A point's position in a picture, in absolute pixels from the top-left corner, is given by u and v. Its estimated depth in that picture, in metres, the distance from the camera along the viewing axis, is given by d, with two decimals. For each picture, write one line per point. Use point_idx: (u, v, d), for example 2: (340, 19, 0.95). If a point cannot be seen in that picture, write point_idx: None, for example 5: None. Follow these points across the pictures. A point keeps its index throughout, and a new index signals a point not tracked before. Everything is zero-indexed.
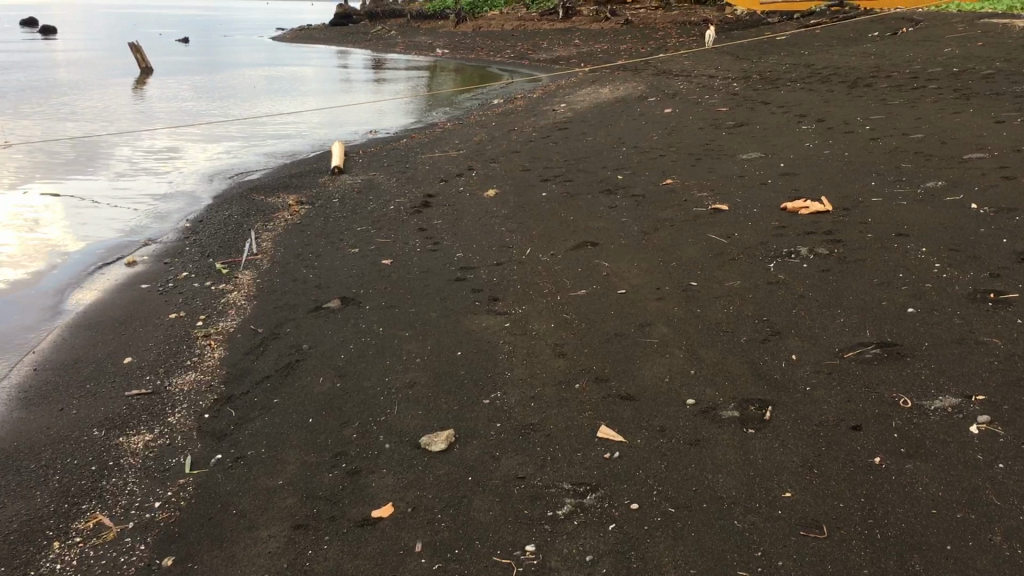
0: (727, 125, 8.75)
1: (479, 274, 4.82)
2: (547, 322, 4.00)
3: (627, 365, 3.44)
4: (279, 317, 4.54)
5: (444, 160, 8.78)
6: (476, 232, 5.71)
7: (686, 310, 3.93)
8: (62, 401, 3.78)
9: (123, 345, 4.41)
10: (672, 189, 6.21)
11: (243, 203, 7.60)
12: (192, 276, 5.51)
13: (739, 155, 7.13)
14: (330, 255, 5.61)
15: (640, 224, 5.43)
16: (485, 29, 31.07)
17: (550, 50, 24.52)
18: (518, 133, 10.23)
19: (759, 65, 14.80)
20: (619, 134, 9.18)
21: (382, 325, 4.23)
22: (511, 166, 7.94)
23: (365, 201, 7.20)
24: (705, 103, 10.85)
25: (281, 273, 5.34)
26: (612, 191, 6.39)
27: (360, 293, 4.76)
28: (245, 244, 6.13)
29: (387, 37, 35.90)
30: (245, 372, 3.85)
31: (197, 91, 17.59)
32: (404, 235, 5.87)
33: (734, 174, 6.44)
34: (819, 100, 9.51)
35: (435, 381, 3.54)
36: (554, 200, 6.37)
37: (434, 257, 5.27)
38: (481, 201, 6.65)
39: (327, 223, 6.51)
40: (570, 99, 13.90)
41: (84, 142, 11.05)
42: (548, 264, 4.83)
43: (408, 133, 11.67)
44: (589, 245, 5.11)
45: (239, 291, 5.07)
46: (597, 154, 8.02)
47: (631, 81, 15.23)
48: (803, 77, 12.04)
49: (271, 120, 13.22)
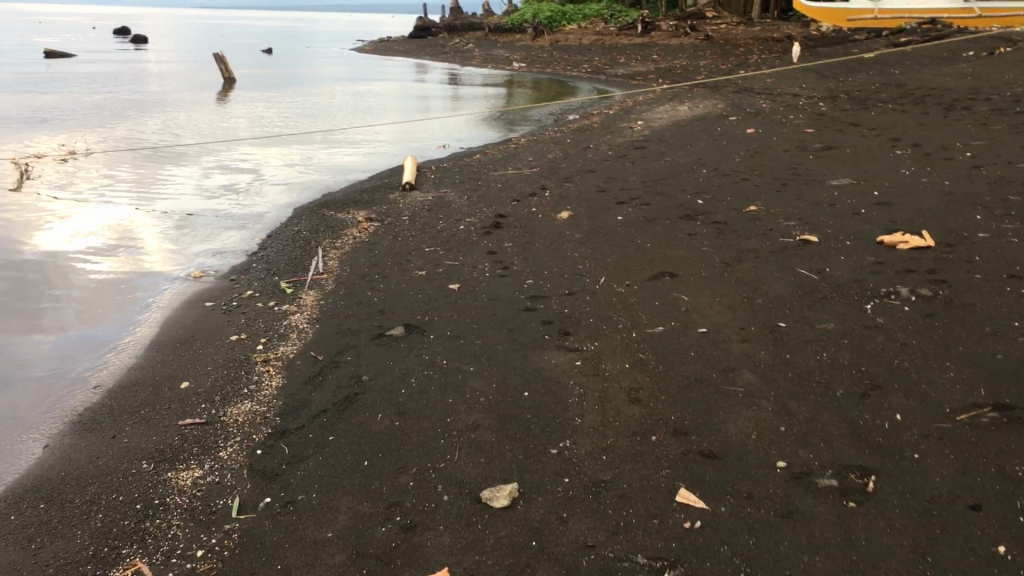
0: (813, 148, 8.36)
1: (549, 304, 4.58)
2: (622, 361, 3.73)
3: (709, 416, 3.15)
4: (339, 343, 4.35)
5: (517, 177, 8.57)
6: (547, 257, 5.47)
7: (774, 354, 3.62)
8: (115, 428, 3.64)
9: (182, 367, 4.28)
10: (756, 216, 5.88)
11: (313, 218, 7.51)
12: (256, 295, 5.38)
13: (828, 180, 6.75)
14: (396, 277, 5.43)
15: (722, 254, 5.11)
16: (563, 42, 30.92)
17: (628, 65, 24.22)
18: (594, 150, 9.98)
19: (847, 83, 14.28)
20: (698, 154, 8.85)
21: (447, 358, 4.01)
22: (585, 186, 7.68)
23: (435, 219, 7.02)
24: (789, 123, 10.44)
25: (345, 295, 5.17)
26: (691, 217, 6.09)
27: (425, 321, 4.55)
28: (311, 262, 5.99)
29: (464, 49, 36.02)
30: (301, 404, 3.67)
31: (275, 103, 17.77)
32: (473, 258, 5.66)
33: (823, 202, 6.08)
34: (912, 123, 9.04)
35: (499, 424, 3.30)
36: (630, 224, 6.08)
37: (502, 283, 5.04)
38: (554, 223, 6.41)
39: (395, 243, 6.34)
40: (648, 116, 13.61)
41: (160, 151, 11.13)
42: (623, 296, 4.56)
43: (482, 149, 11.52)
44: (666, 275, 4.83)
45: (301, 313, 4.92)
46: (676, 176, 7.71)
47: (711, 99, 14.85)
48: (894, 98, 11.53)
49: (345, 135, 13.23)
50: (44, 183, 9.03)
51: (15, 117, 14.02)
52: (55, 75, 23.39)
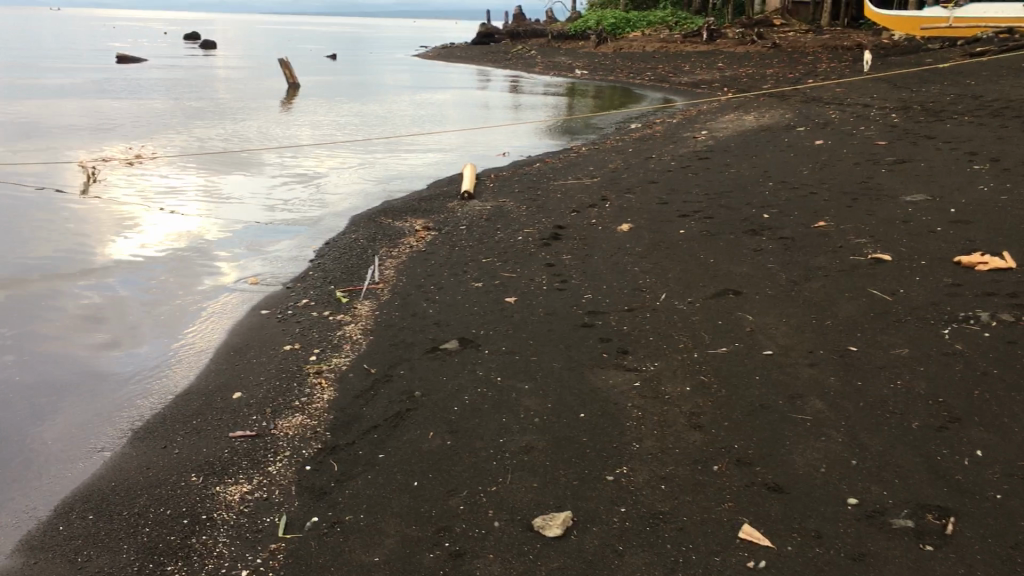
0: (885, 161, 8.09)
1: (607, 320, 4.45)
2: (682, 383, 3.59)
3: (774, 445, 3.00)
4: (393, 356, 4.29)
5: (577, 187, 8.46)
6: (607, 271, 5.35)
7: (845, 380, 3.45)
8: (167, 437, 3.62)
9: (236, 377, 4.25)
10: (825, 232, 5.68)
11: (372, 226, 7.49)
12: (312, 304, 5.36)
13: (901, 196, 6.50)
14: (452, 288, 5.36)
15: (789, 272, 4.93)
16: (626, 49, 30.72)
17: (692, 74, 23.94)
18: (656, 161, 9.82)
19: (920, 94, 13.88)
20: (765, 166, 8.63)
21: (501, 374, 3.92)
22: (647, 198, 7.53)
23: (493, 229, 6.94)
24: (860, 135, 10.15)
25: (400, 305, 5.12)
26: (757, 232, 5.91)
27: (480, 334, 4.46)
28: (368, 272, 5.95)
29: (527, 57, 36.00)
30: (352, 418, 3.61)
31: (338, 110, 17.94)
32: (531, 271, 5.57)
33: (897, 218, 5.85)
34: (991, 136, 8.70)
35: (554, 447, 3.19)
36: (693, 239, 5.93)
37: (560, 297, 4.93)
38: (615, 235, 6.28)
39: (452, 253, 6.28)
40: (712, 125, 13.38)
41: (224, 156, 11.27)
42: (685, 313, 4.41)
43: (543, 157, 11.43)
44: (730, 293, 4.67)
45: (357, 323, 4.88)
46: (741, 188, 7.52)
47: (778, 109, 14.56)
48: (971, 110, 11.15)
49: (407, 142, 13.26)
50: (112, 186, 9.19)
51: (87, 122, 14.36)
52: (127, 80, 23.97)
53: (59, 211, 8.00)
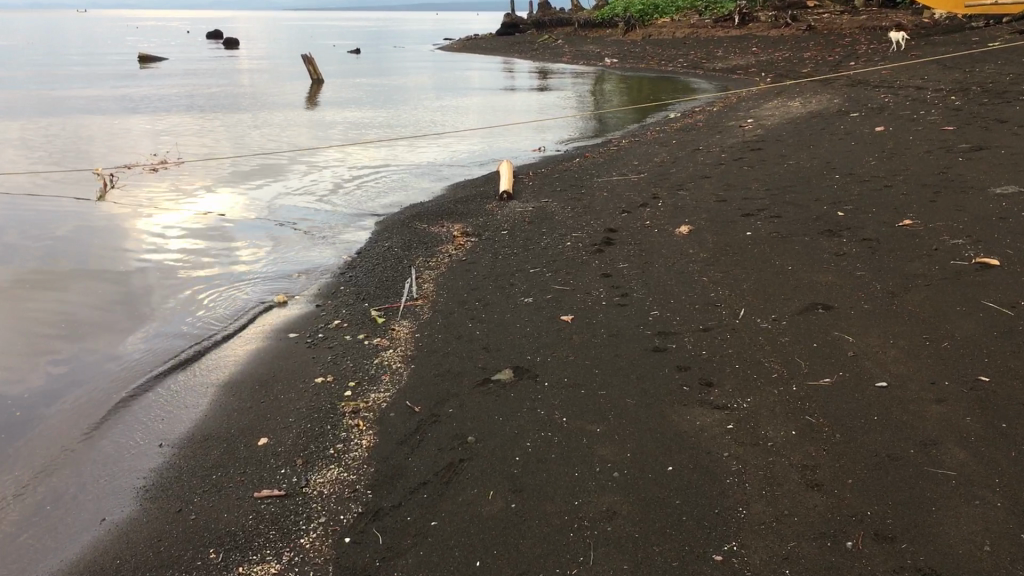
0: (959, 149, 7.46)
1: (681, 344, 3.90)
2: (786, 425, 3.04)
3: (917, 513, 2.43)
4: (439, 391, 3.79)
5: (623, 184, 7.92)
6: (671, 282, 4.79)
7: (986, 419, 2.86)
8: (183, 498, 3.13)
9: (262, 417, 3.77)
10: (913, 232, 5.09)
11: (406, 232, 6.99)
12: (345, 325, 4.88)
13: (989, 187, 5.88)
14: (501, 306, 4.85)
15: (883, 280, 4.36)
16: (655, 37, 30.12)
17: (726, 59, 23.27)
18: (705, 153, 9.25)
19: (976, 74, 13.19)
20: (825, 157, 8.04)
21: (567, 414, 3.39)
22: (702, 195, 6.97)
23: (538, 233, 6.41)
24: (921, 120, 9.52)
25: (443, 327, 4.63)
26: (834, 233, 5.33)
27: (536, 363, 3.95)
28: (404, 286, 5.45)
29: (553, 46, 35.40)
30: (397, 473, 3.10)
31: (366, 107, 17.50)
32: (586, 282, 5.04)
33: (992, 214, 5.25)
34: None
35: (641, 512, 2.65)
36: (763, 243, 5.36)
37: (623, 316, 4.39)
38: (674, 239, 5.72)
39: (496, 262, 5.77)
40: (757, 113, 12.78)
41: (248, 160, 10.81)
42: (771, 334, 3.85)
43: (581, 151, 10.89)
44: (819, 307, 4.11)
45: (396, 350, 4.40)
46: (805, 182, 6.94)
47: (825, 93, 13.93)
48: None
49: (438, 138, 12.76)
50: (133, 198, 8.78)
51: (110, 135, 14.00)
52: (152, 84, 23.68)
53: (76, 227, 7.60)
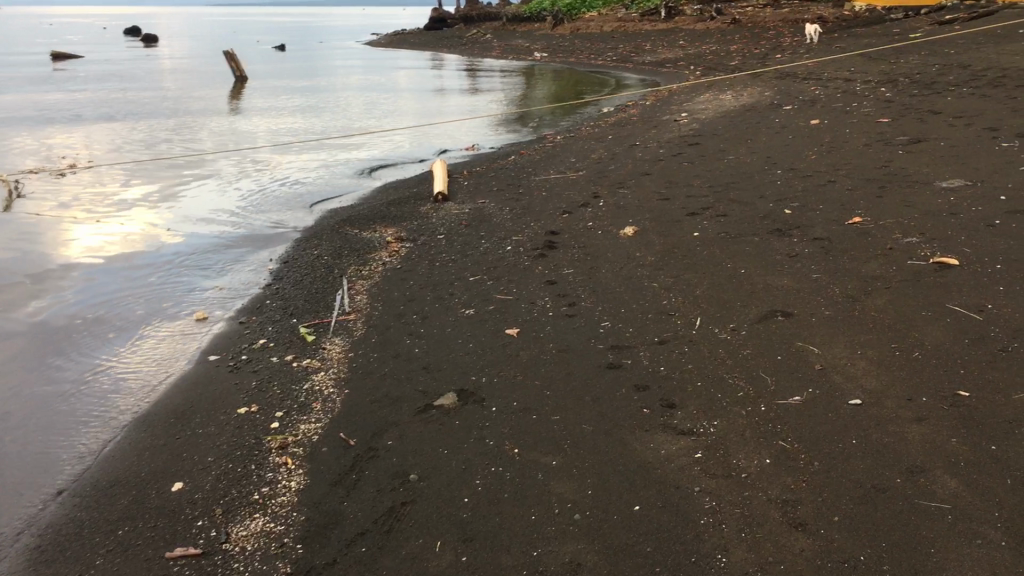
0: (898, 141, 7.38)
1: (637, 360, 3.64)
2: (759, 452, 2.79)
3: (913, 557, 2.21)
4: (376, 420, 3.47)
5: (562, 182, 7.65)
6: (620, 289, 4.54)
7: (973, 440, 2.65)
8: (85, 561, 2.77)
9: (178, 458, 3.41)
10: (865, 230, 4.92)
11: (336, 238, 6.61)
12: (271, 344, 4.52)
13: (935, 181, 5.77)
14: (439, 319, 4.53)
15: (841, 282, 4.16)
16: (583, 30, 30.01)
17: (654, 53, 23.24)
18: (642, 149, 9.04)
19: (903, 65, 13.30)
20: (764, 151, 7.90)
21: (518, 444, 3.10)
22: (643, 193, 6.75)
23: (475, 237, 6.10)
24: (856, 112, 9.47)
25: (377, 345, 4.29)
26: (784, 232, 5.14)
27: (480, 386, 3.64)
28: (335, 299, 5.09)
29: (480, 41, 35.05)
30: (332, 521, 2.78)
31: (291, 106, 16.94)
32: (530, 290, 4.75)
33: (942, 209, 5.12)
34: (1005, 109, 8.03)
35: (608, 562, 2.38)
36: (711, 244, 5.14)
37: (571, 328, 4.12)
38: (619, 242, 5.47)
39: (432, 269, 5.44)
40: (690, 106, 12.66)
41: (166, 165, 10.27)
42: (731, 346, 3.62)
43: (515, 148, 10.61)
44: (779, 314, 3.88)
45: (328, 373, 4.05)
46: (748, 178, 6.77)
47: (756, 86, 13.90)
48: (966, 80, 10.54)
49: (367, 135, 12.35)
50: (40, 209, 8.22)
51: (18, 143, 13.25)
52: (66, 87, 22.66)
53: None
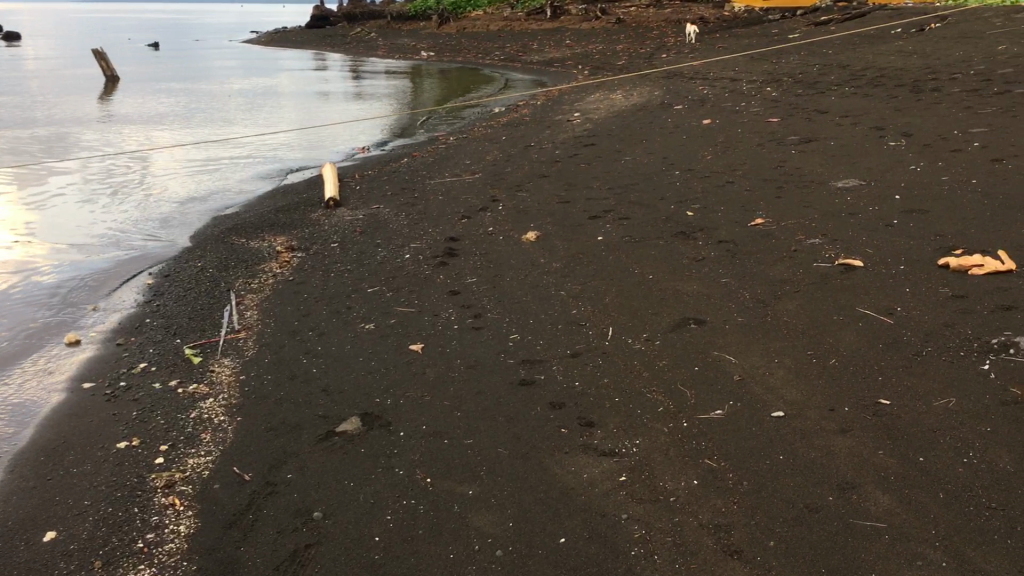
0: (789, 140, 7.48)
1: (550, 375, 3.49)
2: (686, 472, 2.66)
3: None
4: (272, 451, 3.21)
5: (458, 185, 7.46)
6: (527, 299, 4.38)
7: (900, 453, 2.58)
8: None
9: (48, 503, 3.07)
10: (768, 232, 4.91)
11: (221, 248, 6.24)
12: (153, 368, 4.17)
13: (830, 181, 5.83)
14: (338, 335, 4.27)
15: (751, 287, 4.11)
16: (469, 29, 29.86)
17: (542, 51, 23.28)
18: (537, 149, 8.93)
19: (785, 65, 13.64)
20: (660, 151, 7.89)
21: (430, 473, 2.90)
22: (542, 196, 6.63)
23: (372, 245, 5.86)
24: (745, 111, 9.61)
25: (271, 365, 4.01)
26: (688, 235, 5.08)
27: (385, 409, 3.42)
28: (222, 316, 4.76)
29: (365, 39, 34.49)
30: (229, 570, 2.53)
31: (168, 108, 16.19)
32: (432, 302, 4.55)
33: (840, 209, 5.16)
34: (887, 109, 8.27)
35: None
36: (616, 248, 5.04)
37: (479, 342, 3.93)
38: (522, 248, 5.32)
39: (328, 281, 5.17)
40: (582, 106, 12.66)
41: (33, 175, 9.61)
42: (647, 358, 3.50)
43: (408, 150, 10.36)
44: (691, 323, 3.79)
45: (218, 399, 3.75)
46: (647, 179, 6.73)
47: (645, 85, 14.02)
48: (846, 80, 10.85)
49: (251, 138, 11.88)
50: None
51: None
52: None
53: None
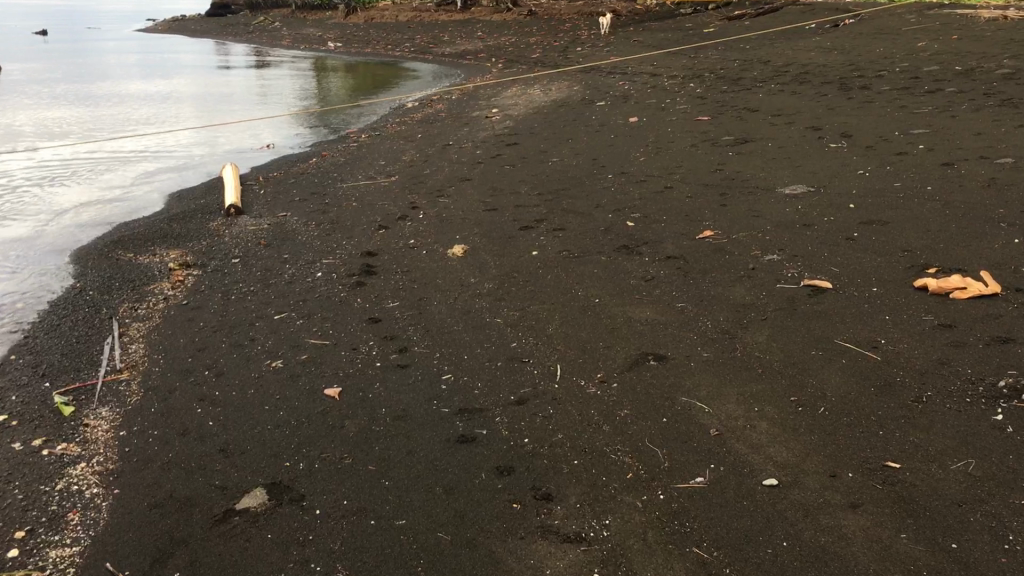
0: (724, 140, 7.14)
1: (494, 428, 2.97)
2: (674, 568, 2.18)
3: None
4: (156, 540, 2.59)
5: (373, 190, 6.88)
6: (459, 330, 3.84)
7: (927, 536, 2.15)
8: None
9: None
10: (720, 246, 4.50)
11: (103, 266, 5.50)
12: (12, 422, 3.48)
13: (777, 187, 5.47)
14: (239, 375, 3.65)
15: (711, 314, 3.66)
16: (378, 20, 29.05)
17: (454, 43, 22.69)
18: (457, 149, 8.41)
19: (704, 60, 13.41)
20: (587, 152, 7.47)
21: (358, 567, 2.34)
22: (467, 203, 6.11)
23: (279, 260, 5.23)
24: (671, 109, 9.27)
25: (160, 416, 3.38)
26: (632, 250, 4.64)
27: (297, 477, 2.83)
28: (103, 353, 4.09)
29: (269, 29, 33.23)
30: None
31: (57, 108, 15.09)
32: (350, 332, 3.97)
33: (792, 219, 4.79)
34: (819, 107, 8.00)
35: None
36: (554, 265, 4.56)
37: (406, 385, 3.38)
38: (448, 264, 4.79)
39: (228, 305, 4.54)
40: (501, 100, 12.19)
41: None
42: (606, 407, 3.01)
43: (318, 149, 9.70)
44: (650, 360, 3.32)
45: (92, 464, 3.10)
46: (578, 183, 6.28)
47: (563, 80, 13.62)
48: (770, 76, 10.64)
49: (143, 142, 10.98)
50: None
51: None
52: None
53: None
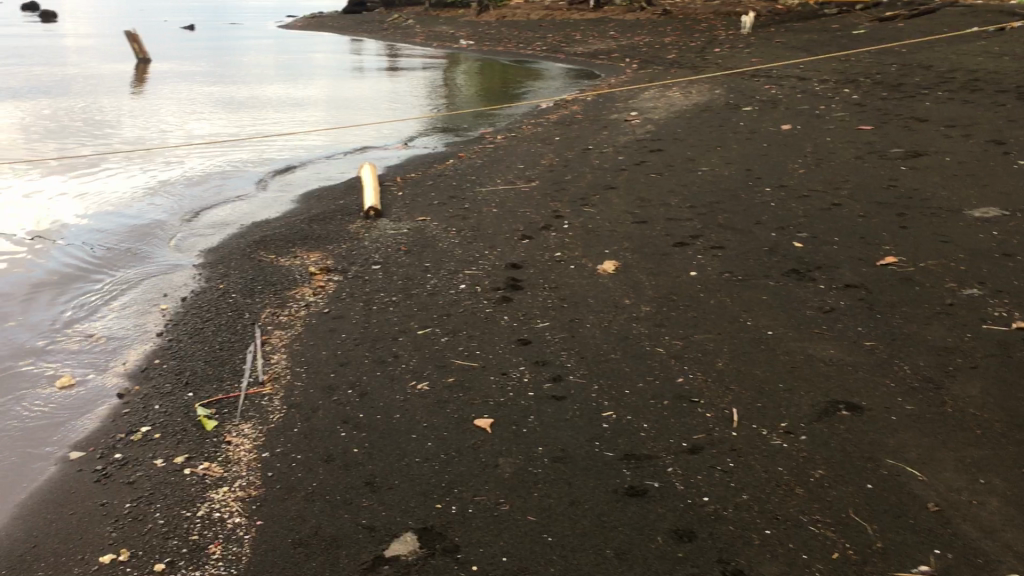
0: (892, 152, 6.59)
1: (668, 482, 2.64)
2: None
3: None
4: None
5: (513, 195, 6.63)
6: (618, 360, 3.53)
7: None
8: None
9: None
10: (906, 275, 4.03)
11: (246, 267, 5.42)
12: (155, 435, 3.36)
13: (964, 208, 4.94)
14: (383, 397, 3.44)
15: (908, 357, 3.23)
16: (509, 18, 28.99)
17: (586, 42, 22.35)
18: (597, 154, 8.10)
19: (856, 64, 12.65)
20: (738, 161, 7.02)
21: None
22: (613, 213, 5.78)
23: (420, 269, 5.04)
24: (826, 116, 8.70)
25: (303, 439, 3.19)
26: (804, 274, 4.22)
27: (450, 523, 2.58)
28: (245, 363, 3.95)
29: (402, 27, 33.65)
30: None
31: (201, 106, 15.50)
32: (499, 355, 3.71)
33: (989, 247, 4.26)
34: (998, 118, 7.32)
35: None
36: (717, 289, 4.19)
37: (564, 421, 3.08)
38: (600, 282, 4.48)
39: (369, 316, 4.36)
40: (639, 103, 11.80)
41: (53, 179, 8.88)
42: (797, 465, 2.64)
43: (455, 150, 9.55)
44: (843, 409, 2.93)
45: (234, 489, 2.93)
46: (734, 196, 5.87)
47: (704, 83, 13.11)
48: (934, 83, 9.88)
49: (283, 141, 11.09)
50: None
51: None
52: None
53: None
